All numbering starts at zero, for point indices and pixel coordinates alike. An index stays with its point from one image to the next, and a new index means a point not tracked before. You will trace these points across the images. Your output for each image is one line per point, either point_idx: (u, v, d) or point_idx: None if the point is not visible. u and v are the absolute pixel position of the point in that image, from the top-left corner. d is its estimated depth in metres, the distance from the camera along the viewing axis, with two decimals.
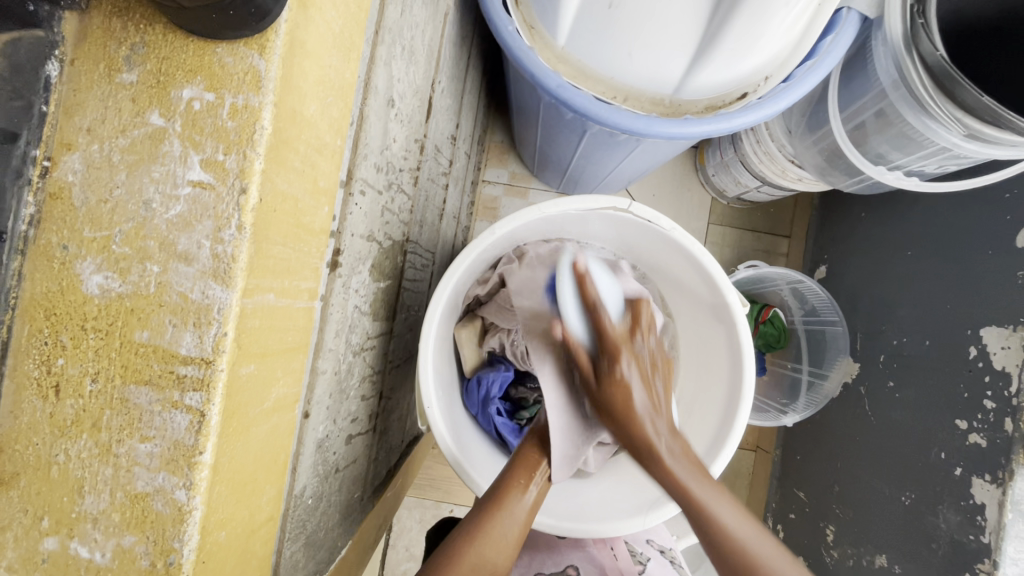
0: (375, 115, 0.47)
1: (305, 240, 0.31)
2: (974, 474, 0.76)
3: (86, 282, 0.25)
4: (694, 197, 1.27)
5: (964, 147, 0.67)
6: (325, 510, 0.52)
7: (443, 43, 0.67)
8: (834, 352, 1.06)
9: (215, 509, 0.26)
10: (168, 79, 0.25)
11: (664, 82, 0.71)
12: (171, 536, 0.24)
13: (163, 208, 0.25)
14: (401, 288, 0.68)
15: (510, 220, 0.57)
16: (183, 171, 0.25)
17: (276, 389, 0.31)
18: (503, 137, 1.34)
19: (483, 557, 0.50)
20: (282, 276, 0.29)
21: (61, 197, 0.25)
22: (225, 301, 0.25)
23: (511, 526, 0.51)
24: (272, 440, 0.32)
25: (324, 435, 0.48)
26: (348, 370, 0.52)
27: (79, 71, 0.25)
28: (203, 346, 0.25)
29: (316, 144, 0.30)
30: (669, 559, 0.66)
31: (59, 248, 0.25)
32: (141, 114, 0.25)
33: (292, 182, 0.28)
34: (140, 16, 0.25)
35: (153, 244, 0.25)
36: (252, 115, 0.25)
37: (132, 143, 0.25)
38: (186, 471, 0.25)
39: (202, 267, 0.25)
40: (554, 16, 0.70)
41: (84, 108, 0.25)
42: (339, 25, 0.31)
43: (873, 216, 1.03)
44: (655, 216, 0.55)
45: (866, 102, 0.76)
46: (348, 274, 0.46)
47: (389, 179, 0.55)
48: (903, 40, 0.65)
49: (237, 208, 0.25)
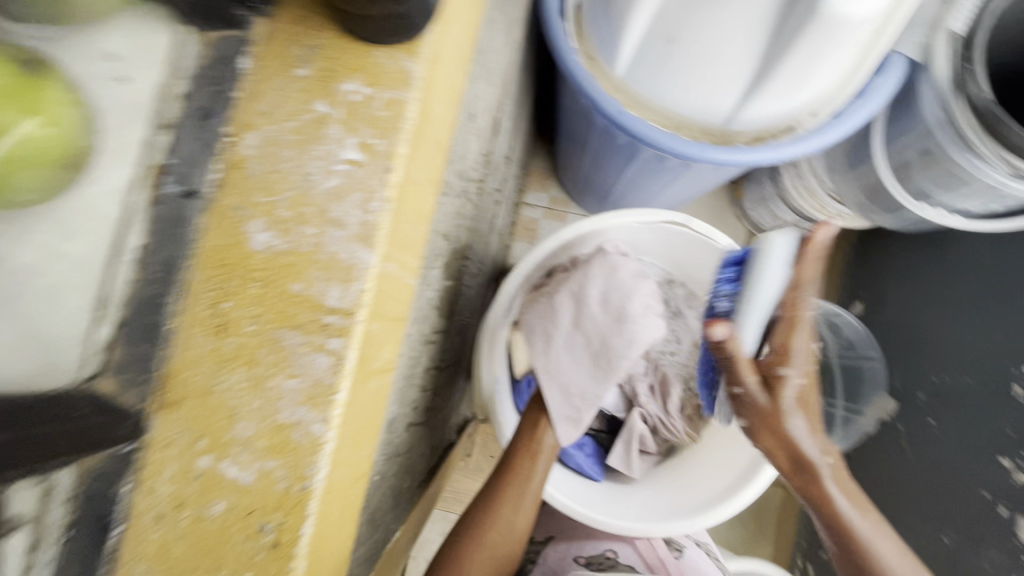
0: (462, 127, 0.52)
1: (420, 222, 0.35)
2: (1020, 515, 0.75)
3: (254, 239, 0.29)
4: (730, 229, 1.30)
5: (1009, 185, 0.69)
6: (385, 491, 0.55)
7: (512, 69, 0.73)
8: (872, 386, 1.05)
9: (342, 446, 0.30)
10: (334, 74, 0.30)
11: (716, 112, 0.75)
12: (307, 463, 0.28)
13: (322, 180, 0.29)
14: (459, 292, 0.73)
15: (572, 226, 0.62)
16: (340, 151, 0.30)
17: (385, 352, 0.35)
18: (545, 163, 1.40)
19: (505, 524, 0.57)
20: (404, 252, 0.33)
21: (239, 167, 0.29)
22: (368, 261, 0.29)
23: (526, 493, 0.58)
24: (377, 399, 0.35)
25: (394, 416, 0.51)
26: (416, 359, 0.55)
27: (261, 65, 0.30)
28: (347, 299, 0.29)
29: (436, 140, 0.35)
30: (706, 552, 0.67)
31: (234, 210, 0.29)
32: (310, 102, 0.30)
33: (420, 169, 0.33)
34: (313, 23, 0.30)
35: (312, 211, 0.29)
36: (401, 108, 0.30)
37: (300, 126, 0.30)
38: (324, 407, 0.28)
39: (351, 232, 0.29)
40: (614, 49, 0.76)
41: (263, 96, 0.30)
42: (460, 42, 0.36)
43: (913, 255, 1.05)
44: (709, 231, 0.59)
45: (910, 141, 0.79)
46: (428, 267, 0.50)
47: (463, 186, 0.60)
48: (949, 82, 0.69)
49: (384, 183, 0.29)
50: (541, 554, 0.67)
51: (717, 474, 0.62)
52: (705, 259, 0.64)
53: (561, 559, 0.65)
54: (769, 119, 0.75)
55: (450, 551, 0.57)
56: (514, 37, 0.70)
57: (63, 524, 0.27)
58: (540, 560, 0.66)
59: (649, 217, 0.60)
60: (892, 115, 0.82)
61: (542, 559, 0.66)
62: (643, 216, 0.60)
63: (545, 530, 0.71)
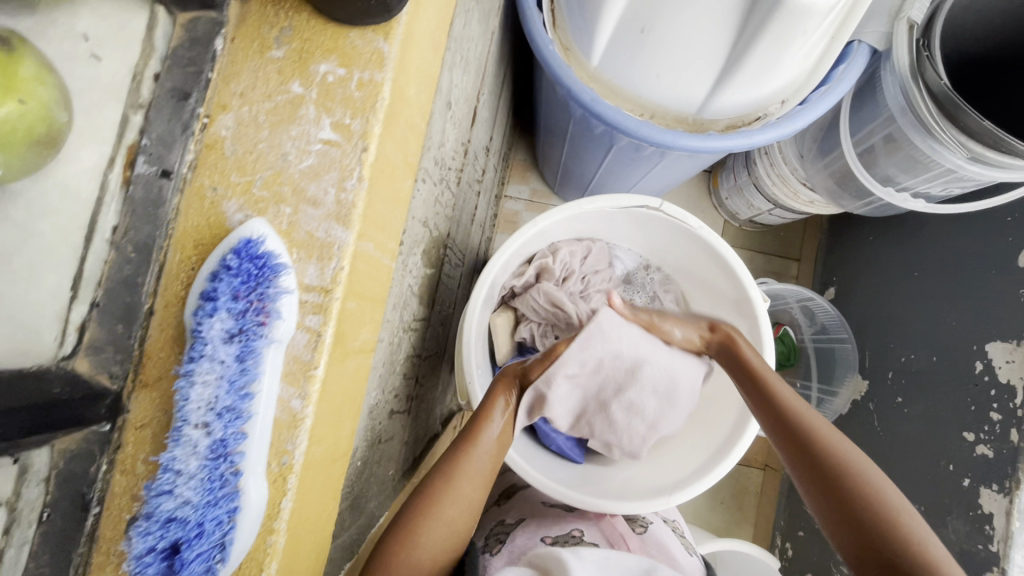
0: (438, 114, 0.54)
1: (400, 205, 0.37)
2: (982, 484, 0.78)
3: (230, 218, 0.29)
4: (708, 220, 1.38)
5: (968, 168, 0.71)
6: (370, 476, 0.56)
7: (489, 58, 0.74)
8: (843, 369, 1.10)
9: (319, 423, 0.30)
10: (309, 56, 0.30)
11: (688, 101, 0.78)
12: (285, 439, 0.28)
13: (297, 159, 0.30)
14: (441, 278, 0.73)
15: (550, 213, 0.61)
16: (315, 131, 0.30)
17: (364, 333, 0.35)
18: (525, 156, 1.41)
19: (463, 492, 0.55)
20: (380, 232, 0.34)
21: (215, 148, 0.30)
22: (344, 240, 0.30)
23: (483, 458, 0.57)
24: (355, 379, 0.36)
25: (375, 402, 0.53)
26: (398, 345, 0.55)
27: (237, 47, 0.30)
28: (323, 277, 0.29)
29: (411, 122, 0.36)
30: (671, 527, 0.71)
31: (210, 190, 0.29)
32: (285, 83, 0.30)
33: (395, 150, 0.34)
34: (290, 6, 0.31)
35: (287, 190, 0.30)
36: (375, 88, 0.30)
37: (275, 107, 0.30)
38: (302, 382, 0.29)
39: (328, 210, 0.30)
40: (590, 39, 0.77)
41: (239, 77, 0.30)
42: (435, 24, 0.37)
43: (881, 240, 1.09)
44: (683, 215, 0.59)
45: (875, 126, 0.82)
46: (408, 253, 0.52)
47: (441, 175, 0.60)
48: (909, 69, 0.71)
49: (359, 162, 0.30)
50: (509, 534, 0.67)
51: (687, 459, 0.65)
52: (681, 243, 0.65)
53: (528, 539, 0.65)
54: (740, 106, 0.78)
55: (413, 509, 0.53)
56: (490, 26, 0.71)
57: (42, 503, 0.26)
58: (508, 540, 0.66)
59: (622, 202, 0.60)
60: (858, 103, 0.85)
61: (511, 539, 0.66)
62: (618, 202, 0.60)
63: (517, 513, 0.71)
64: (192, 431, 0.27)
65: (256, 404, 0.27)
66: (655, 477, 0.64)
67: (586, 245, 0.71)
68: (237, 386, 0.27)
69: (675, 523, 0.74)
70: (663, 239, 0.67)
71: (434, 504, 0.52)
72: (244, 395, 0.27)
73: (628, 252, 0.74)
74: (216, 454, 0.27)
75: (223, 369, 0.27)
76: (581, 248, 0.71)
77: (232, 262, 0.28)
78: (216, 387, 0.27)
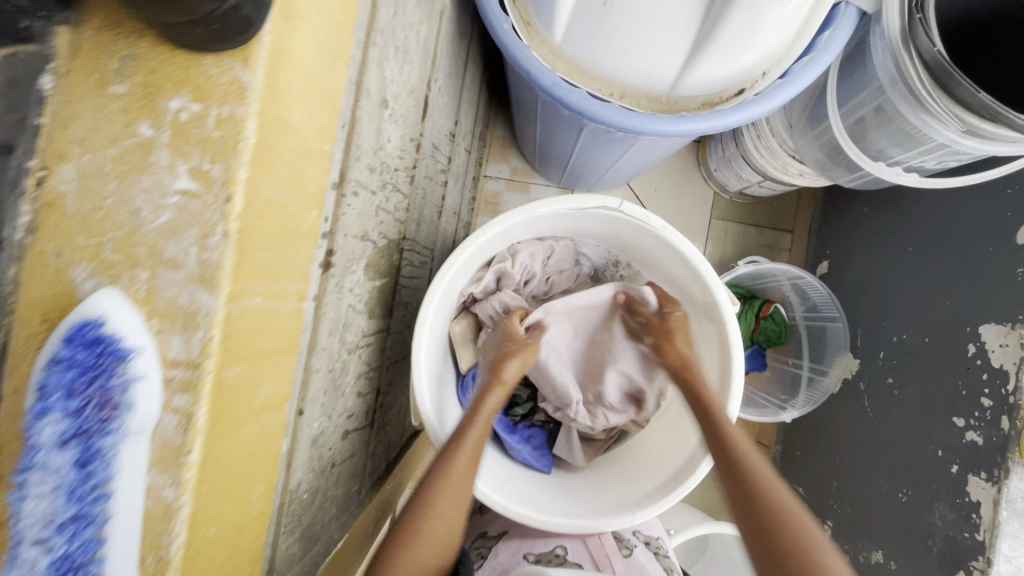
0: (370, 117, 0.49)
1: (298, 243, 0.33)
2: (970, 471, 0.76)
3: (80, 287, 0.26)
4: (697, 192, 1.33)
5: (963, 142, 0.66)
6: (324, 502, 0.55)
7: (439, 41, 0.68)
8: (834, 347, 1.07)
9: (205, 507, 0.27)
10: (156, 89, 0.26)
11: (659, 79, 0.71)
12: (160, 533, 0.26)
13: (151, 216, 0.26)
14: (399, 283, 0.69)
15: (502, 218, 0.57)
16: (170, 180, 0.26)
17: (264, 389, 0.32)
18: (504, 133, 1.34)
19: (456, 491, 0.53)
20: (269, 280, 0.30)
21: (56, 206, 0.27)
22: (211, 305, 0.26)
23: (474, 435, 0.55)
24: (261, 439, 0.33)
25: (319, 431, 0.50)
26: (343, 368, 0.52)
27: (73, 84, 0.26)
28: (190, 349, 0.26)
29: (302, 150, 0.32)
30: (653, 551, 0.68)
31: (55, 257, 0.27)
32: (132, 124, 0.26)
33: (278, 188, 0.30)
34: (129, 30, 0.26)
35: (143, 251, 0.26)
36: (236, 125, 0.26)
37: (122, 154, 0.26)
38: (174, 470, 0.26)
39: (189, 273, 0.26)
40: (550, 13, 0.70)
41: (78, 119, 0.26)
42: (324, 33, 0.32)
43: (874, 211, 1.03)
44: (645, 215, 0.54)
45: (865, 97, 0.76)
46: (342, 274, 0.48)
47: (383, 179, 0.56)
48: (901, 35, 0.64)
49: (223, 215, 0.26)
50: (492, 549, 0.67)
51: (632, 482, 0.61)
52: (647, 240, 0.59)
53: (511, 555, 0.65)
54: (716, 82, 0.71)
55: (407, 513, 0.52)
56: (436, 6, 0.64)
57: None
58: (490, 556, 0.66)
59: (579, 204, 0.56)
60: (847, 71, 0.78)
61: (494, 555, 0.66)
62: (575, 205, 0.56)
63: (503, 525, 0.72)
64: (30, 550, 0.25)
65: (109, 505, 0.25)
66: (611, 495, 0.60)
67: (548, 248, 0.70)
68: (77, 492, 0.25)
69: (658, 541, 0.71)
70: (629, 239, 0.62)
71: (429, 505, 0.51)
72: (93, 499, 0.25)
73: (596, 249, 0.72)
74: (61, 569, 0.25)
75: (62, 476, 0.25)
76: (545, 249, 0.70)
77: (68, 352, 0.25)
78: (54, 498, 0.25)
